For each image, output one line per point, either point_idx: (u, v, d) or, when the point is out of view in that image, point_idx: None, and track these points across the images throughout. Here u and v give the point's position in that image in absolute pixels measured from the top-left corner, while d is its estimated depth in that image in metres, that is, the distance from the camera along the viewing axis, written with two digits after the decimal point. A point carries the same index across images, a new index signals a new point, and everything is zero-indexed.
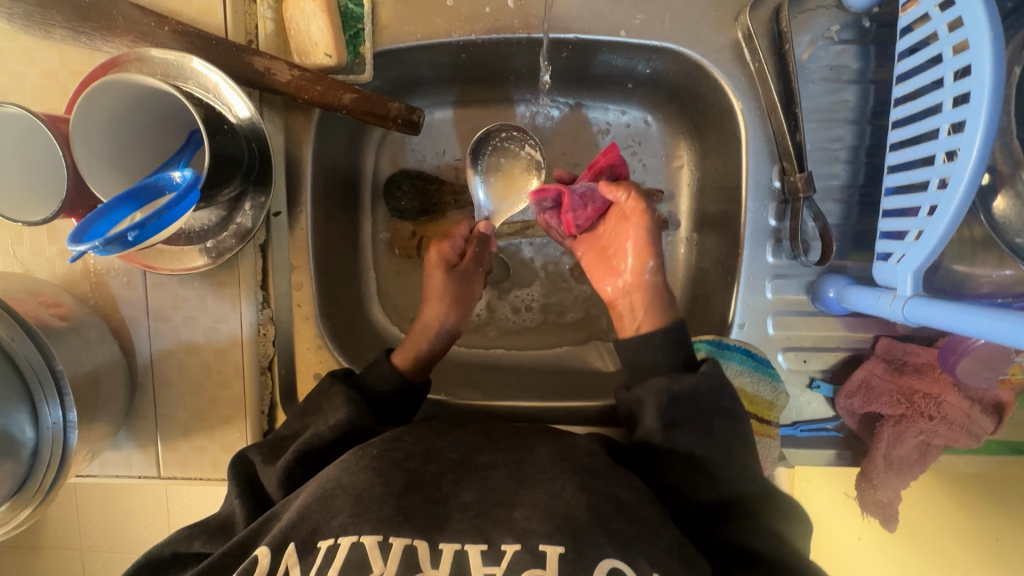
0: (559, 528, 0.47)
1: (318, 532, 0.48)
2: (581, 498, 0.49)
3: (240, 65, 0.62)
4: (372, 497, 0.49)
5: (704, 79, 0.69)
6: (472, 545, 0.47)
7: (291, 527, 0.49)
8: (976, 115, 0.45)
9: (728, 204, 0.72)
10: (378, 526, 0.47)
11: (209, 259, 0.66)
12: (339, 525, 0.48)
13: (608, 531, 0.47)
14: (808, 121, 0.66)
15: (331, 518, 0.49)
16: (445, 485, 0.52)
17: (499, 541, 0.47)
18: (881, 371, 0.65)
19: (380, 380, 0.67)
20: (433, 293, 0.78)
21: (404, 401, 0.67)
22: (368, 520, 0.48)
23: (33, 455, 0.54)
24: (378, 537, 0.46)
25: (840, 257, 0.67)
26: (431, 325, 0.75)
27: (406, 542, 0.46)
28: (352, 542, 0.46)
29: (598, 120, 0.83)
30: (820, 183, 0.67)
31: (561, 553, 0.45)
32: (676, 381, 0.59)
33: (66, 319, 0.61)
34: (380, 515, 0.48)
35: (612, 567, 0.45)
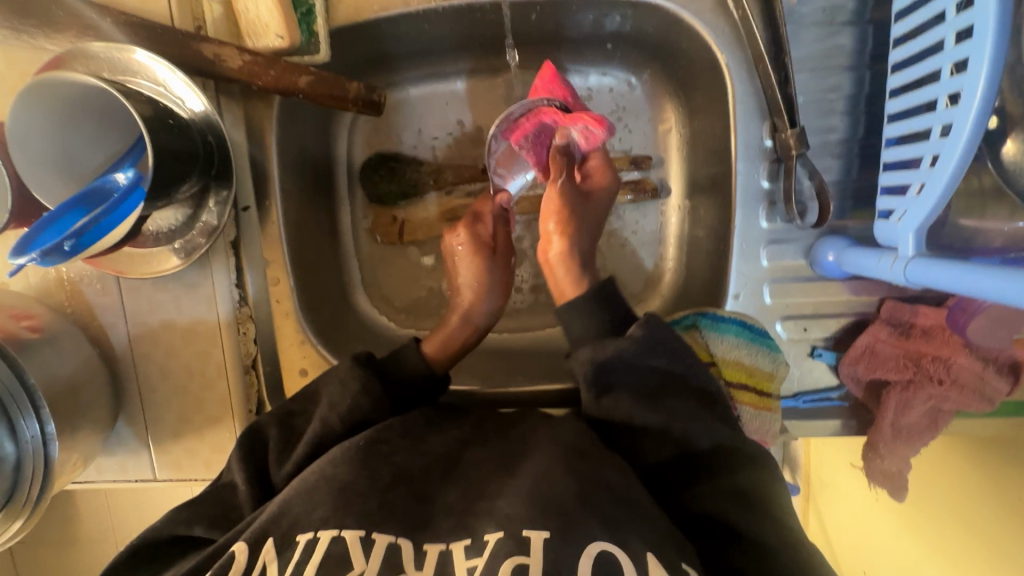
0: (542, 513, 0.44)
1: (298, 526, 0.46)
2: (572, 485, 0.47)
3: (188, 52, 0.59)
4: (357, 493, 0.47)
5: (684, 33, 0.64)
6: (456, 542, 0.44)
7: (269, 522, 0.46)
8: (980, 50, 0.40)
9: (720, 166, 0.68)
10: (361, 521, 0.45)
11: (180, 260, 0.64)
12: (319, 518, 0.46)
13: (597, 512, 0.45)
14: (800, 71, 0.61)
15: (311, 510, 0.46)
16: (431, 483, 0.50)
17: (483, 533, 0.44)
18: (886, 336, 0.62)
19: (405, 365, 0.62)
20: (467, 280, 0.71)
21: (427, 390, 0.63)
22: (350, 513, 0.46)
23: (15, 469, 0.54)
24: (360, 532, 0.44)
25: (839, 217, 0.63)
26: (472, 313, 0.70)
27: (389, 539, 0.44)
28: (332, 537, 0.44)
29: (580, 85, 0.78)
30: (816, 139, 0.62)
31: (547, 538, 0.43)
32: None
33: (39, 330, 0.60)
34: (363, 510, 0.46)
35: (600, 550, 0.43)
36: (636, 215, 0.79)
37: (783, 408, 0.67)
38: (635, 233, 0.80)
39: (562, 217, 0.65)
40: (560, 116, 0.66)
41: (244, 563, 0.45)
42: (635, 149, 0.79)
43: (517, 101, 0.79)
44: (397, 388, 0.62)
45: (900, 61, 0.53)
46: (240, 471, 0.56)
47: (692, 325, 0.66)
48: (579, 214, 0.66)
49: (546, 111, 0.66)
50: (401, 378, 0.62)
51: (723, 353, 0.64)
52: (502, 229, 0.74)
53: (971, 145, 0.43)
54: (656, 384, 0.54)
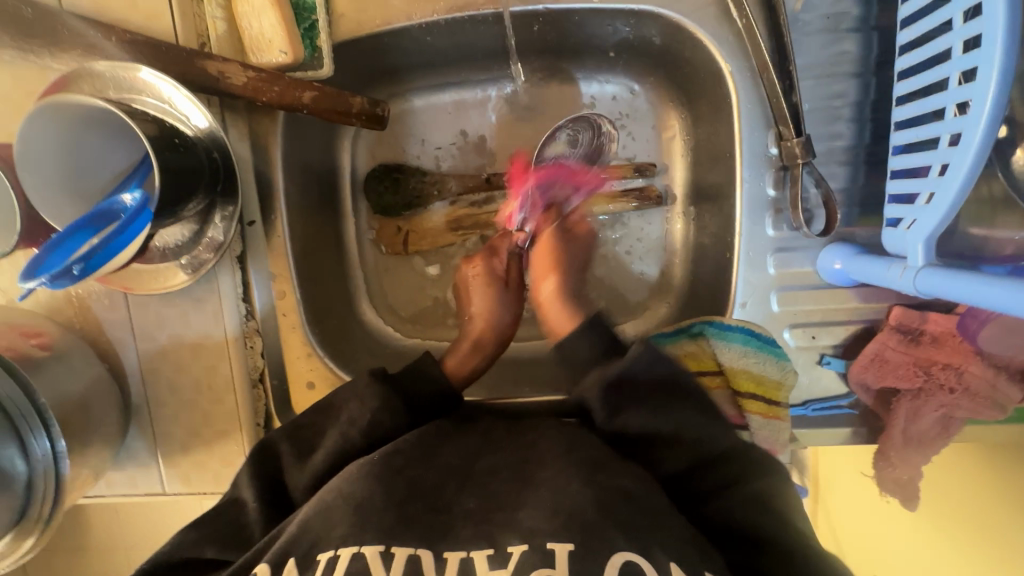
0: (567, 525, 0.45)
1: (319, 545, 0.46)
2: (586, 492, 0.47)
3: (192, 70, 0.59)
4: (374, 507, 0.47)
5: (687, 42, 0.64)
6: (478, 552, 0.44)
7: (290, 543, 0.46)
8: (989, 60, 0.40)
9: (725, 173, 0.68)
10: (381, 537, 0.45)
11: (187, 275, 0.64)
12: (339, 537, 0.46)
13: (615, 519, 0.45)
14: (804, 79, 0.60)
15: (331, 529, 0.46)
16: (447, 491, 0.50)
17: (505, 544, 0.45)
18: (895, 343, 0.61)
19: (422, 382, 0.61)
20: (487, 308, 0.72)
21: (437, 409, 0.61)
22: (369, 530, 0.46)
23: (27, 488, 0.54)
24: (380, 546, 0.45)
25: (847, 224, 0.62)
26: (477, 338, 0.71)
27: (410, 551, 0.45)
28: (352, 554, 0.44)
29: (583, 93, 0.78)
30: (822, 146, 0.61)
31: (571, 550, 0.43)
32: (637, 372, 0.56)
33: (48, 348, 0.60)
34: (382, 524, 0.46)
35: (625, 560, 0.43)
36: (640, 222, 0.79)
37: (792, 416, 0.66)
38: (641, 240, 0.80)
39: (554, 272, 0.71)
40: (572, 174, 0.75)
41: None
42: (638, 156, 0.79)
43: (519, 110, 0.79)
44: (415, 401, 0.60)
45: (906, 69, 0.53)
46: (250, 484, 0.56)
47: (699, 334, 0.67)
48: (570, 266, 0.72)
49: (567, 165, 0.75)
50: (423, 397, 0.61)
51: (730, 362, 0.65)
52: (516, 266, 0.76)
53: (980, 156, 0.42)
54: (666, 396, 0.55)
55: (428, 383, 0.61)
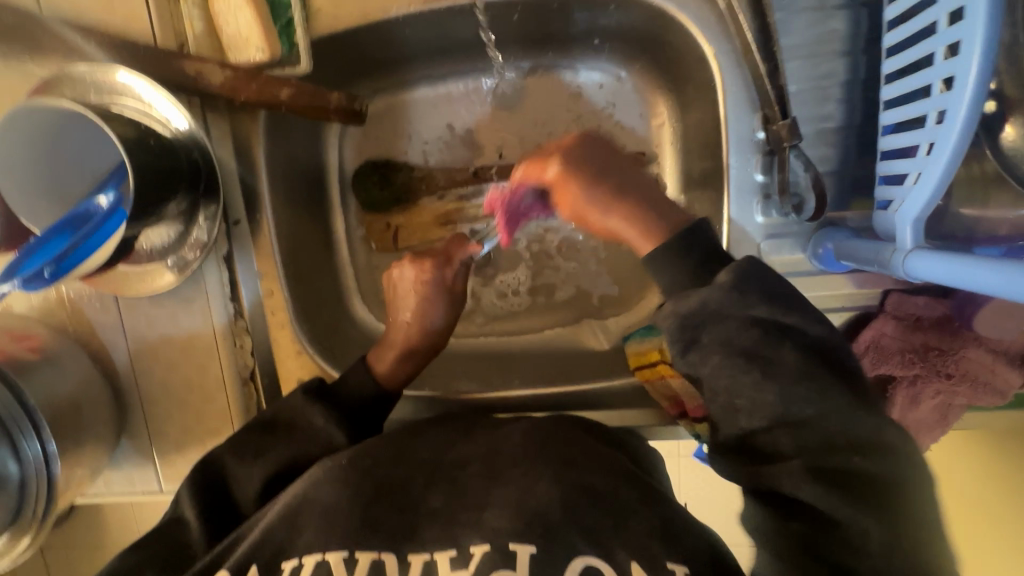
0: (529, 526, 0.44)
1: (282, 552, 0.46)
2: (552, 492, 0.46)
3: (169, 68, 0.59)
4: (337, 510, 0.47)
5: (670, 26, 0.63)
6: (440, 554, 0.44)
7: (254, 549, 0.47)
8: (972, 32, 0.39)
9: (713, 160, 0.66)
10: (344, 542, 0.45)
11: (174, 275, 0.65)
12: (303, 544, 0.46)
13: (578, 522, 0.45)
14: (791, 60, 0.58)
15: (296, 537, 0.47)
16: (415, 490, 0.49)
17: (467, 544, 0.44)
18: (892, 329, 0.60)
19: (356, 386, 0.63)
20: (413, 311, 0.69)
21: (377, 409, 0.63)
22: (334, 537, 0.46)
23: (19, 488, 0.56)
24: (343, 553, 0.45)
25: (838, 208, 0.61)
26: (404, 343, 0.67)
27: (373, 555, 0.45)
28: (316, 562, 0.45)
29: (569, 82, 0.76)
30: (812, 128, 0.60)
31: (532, 553, 0.43)
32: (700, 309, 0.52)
33: (39, 351, 0.61)
34: (345, 530, 0.46)
35: (585, 565, 0.43)
36: None
37: None
38: None
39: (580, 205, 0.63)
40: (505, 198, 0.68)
41: None
42: (629, 144, 0.77)
43: (506, 101, 0.78)
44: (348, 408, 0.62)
45: (893, 45, 0.51)
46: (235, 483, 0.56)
47: None
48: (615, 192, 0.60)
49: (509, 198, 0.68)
50: (357, 404, 0.62)
51: None
52: (461, 271, 0.72)
53: (965, 133, 0.41)
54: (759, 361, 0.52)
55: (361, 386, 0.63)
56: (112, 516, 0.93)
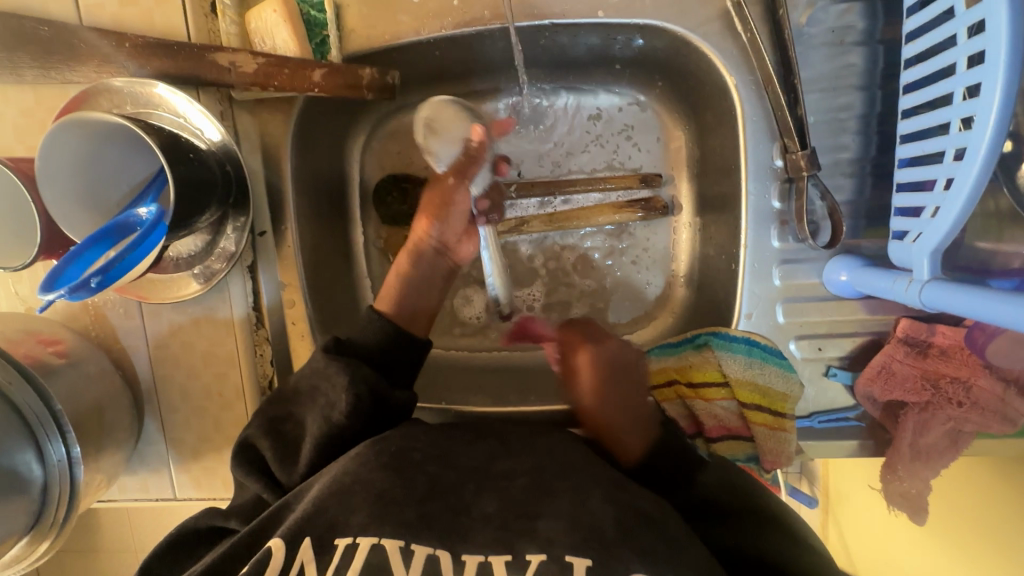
0: (585, 541, 0.46)
1: (335, 529, 0.47)
2: (607, 510, 0.48)
3: (203, 63, 0.59)
4: (395, 501, 0.48)
5: (693, 55, 0.64)
6: (496, 558, 0.45)
7: (306, 521, 0.48)
8: (990, 78, 0.40)
9: (731, 185, 0.68)
10: (399, 529, 0.46)
11: (200, 284, 0.66)
12: (358, 524, 0.47)
13: (635, 545, 0.45)
14: (809, 91, 0.60)
15: (349, 515, 0.48)
16: (466, 494, 0.50)
17: (523, 552, 0.46)
18: (903, 355, 0.61)
19: (366, 332, 0.63)
20: (426, 205, 0.75)
21: (394, 360, 0.63)
22: (388, 521, 0.47)
23: (42, 492, 0.56)
24: (399, 542, 0.46)
25: (853, 236, 0.62)
26: (421, 228, 0.74)
27: (428, 550, 0.46)
28: (370, 545, 0.46)
29: (589, 105, 0.78)
30: (828, 158, 0.62)
31: (589, 566, 0.44)
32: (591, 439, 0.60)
33: (65, 356, 0.62)
34: (400, 519, 0.47)
35: None
36: (646, 233, 0.80)
37: (799, 428, 0.66)
38: (647, 251, 0.80)
39: (594, 401, 0.65)
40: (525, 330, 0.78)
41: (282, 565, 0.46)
42: (644, 167, 0.79)
43: (525, 120, 0.80)
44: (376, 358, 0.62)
45: (912, 82, 0.53)
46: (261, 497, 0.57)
47: (704, 344, 0.68)
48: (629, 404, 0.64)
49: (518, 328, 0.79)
50: (372, 354, 0.62)
51: (736, 374, 0.65)
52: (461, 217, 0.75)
53: (983, 170, 0.43)
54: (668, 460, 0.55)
55: (367, 329, 0.63)
56: (118, 521, 0.93)
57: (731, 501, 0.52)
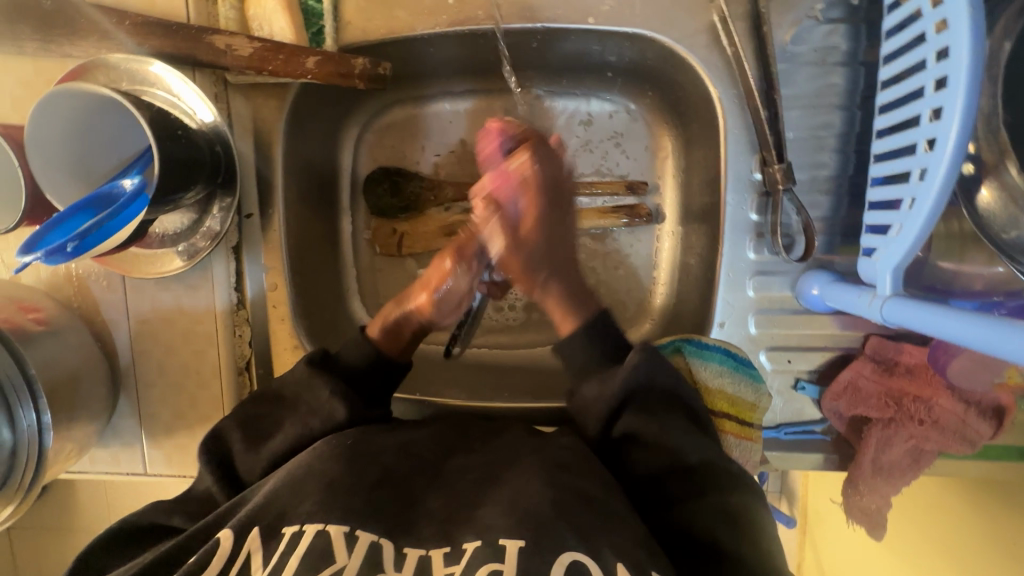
0: (521, 522, 0.46)
1: (284, 517, 0.47)
2: (545, 492, 0.48)
3: (201, 46, 0.61)
4: (346, 490, 0.49)
5: (680, 66, 0.66)
6: (435, 549, 0.46)
7: (257, 511, 0.48)
8: (954, 101, 0.41)
9: (712, 196, 0.69)
10: (346, 517, 0.47)
11: (183, 262, 0.67)
12: (305, 512, 0.47)
13: (570, 521, 0.46)
14: (790, 108, 0.62)
15: (299, 503, 0.48)
16: (415, 486, 0.52)
17: (461, 541, 0.46)
18: (869, 372, 0.62)
19: (354, 355, 0.63)
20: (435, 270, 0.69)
21: (380, 380, 0.63)
22: (335, 509, 0.47)
23: (10, 456, 0.56)
24: (344, 527, 0.46)
25: (827, 252, 0.63)
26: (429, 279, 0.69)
27: (372, 536, 0.46)
28: (317, 530, 0.46)
29: (580, 110, 0.80)
30: (807, 174, 0.63)
31: (521, 547, 0.44)
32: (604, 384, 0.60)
33: (44, 323, 0.62)
34: (348, 506, 0.48)
35: (573, 559, 0.44)
36: (630, 239, 0.81)
37: (765, 438, 0.67)
38: (629, 256, 0.81)
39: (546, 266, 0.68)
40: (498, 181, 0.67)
41: (230, 548, 0.46)
42: (631, 174, 0.81)
43: (517, 121, 0.81)
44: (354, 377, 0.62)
45: (886, 103, 0.54)
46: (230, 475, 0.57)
47: (677, 351, 0.67)
48: (550, 208, 0.67)
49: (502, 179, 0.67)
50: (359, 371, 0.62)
51: (707, 381, 0.64)
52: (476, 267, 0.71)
53: (943, 191, 0.44)
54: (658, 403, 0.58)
55: (357, 349, 0.63)
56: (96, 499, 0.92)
57: (693, 459, 0.54)
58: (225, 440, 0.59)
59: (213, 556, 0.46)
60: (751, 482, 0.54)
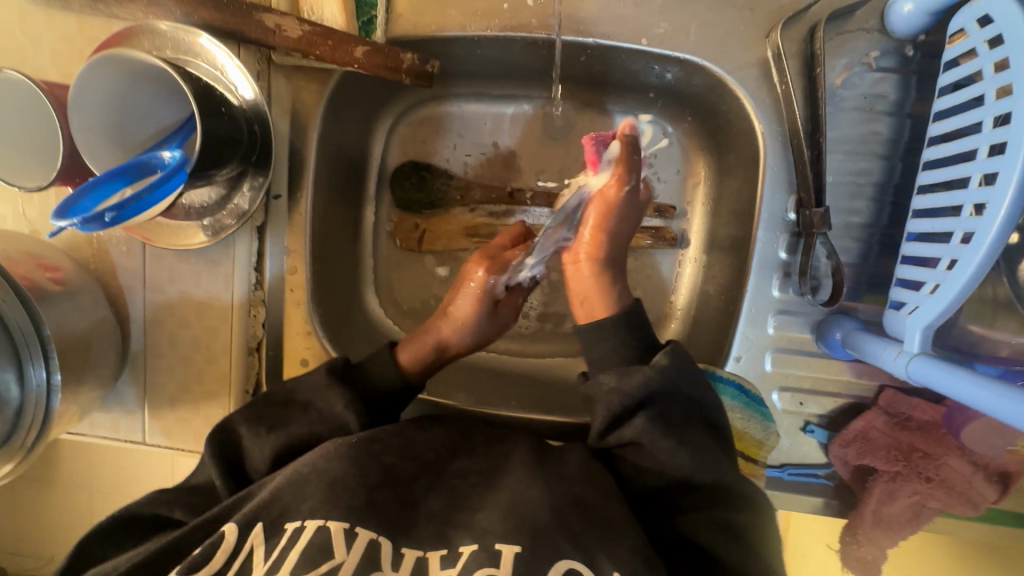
0: (516, 529, 0.46)
1: (287, 515, 0.47)
2: (543, 498, 0.48)
3: (249, 23, 0.60)
4: (345, 491, 0.47)
5: (727, 96, 0.65)
6: (433, 552, 0.46)
7: (262, 507, 0.47)
8: (1010, 166, 0.42)
9: (741, 229, 0.69)
10: (348, 514, 0.46)
11: (207, 237, 0.67)
12: (307, 509, 0.46)
13: (569, 530, 0.46)
14: (832, 151, 0.61)
15: (301, 501, 0.47)
16: (415, 489, 0.50)
17: (458, 545, 0.46)
18: (881, 424, 0.62)
19: (382, 375, 0.63)
20: (459, 317, 0.68)
21: (401, 401, 0.64)
22: (338, 505, 0.46)
23: (16, 413, 0.56)
24: (344, 525, 0.45)
25: (852, 298, 0.63)
26: (456, 322, 0.68)
27: (371, 535, 0.45)
28: (318, 526, 0.45)
29: (617, 127, 0.79)
30: (841, 219, 0.63)
31: (516, 553, 0.44)
32: (625, 380, 0.55)
33: (62, 284, 0.62)
34: (349, 504, 0.47)
35: (568, 569, 0.44)
36: (651, 261, 0.81)
37: (768, 477, 0.67)
38: (649, 278, 0.81)
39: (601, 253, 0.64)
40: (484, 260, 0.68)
41: (234, 540, 0.46)
42: (660, 197, 0.80)
43: (552, 131, 0.81)
44: (374, 396, 0.62)
45: (933, 160, 0.54)
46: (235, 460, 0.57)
47: None
48: (619, 239, 0.65)
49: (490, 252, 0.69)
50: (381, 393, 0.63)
51: None
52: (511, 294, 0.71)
53: (988, 256, 0.43)
54: (674, 412, 0.54)
55: (385, 368, 0.64)
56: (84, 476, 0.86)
57: (707, 475, 0.53)
58: (238, 423, 0.59)
59: (217, 550, 0.45)
60: (758, 496, 0.54)
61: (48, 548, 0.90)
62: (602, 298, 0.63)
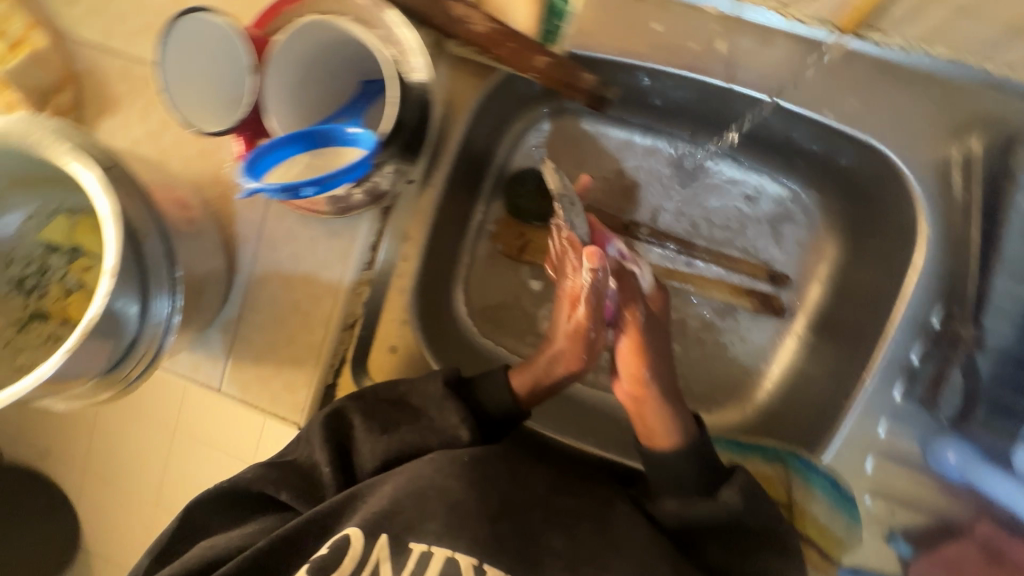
0: None
1: (411, 532, 0.54)
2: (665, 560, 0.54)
3: (436, 8, 0.59)
4: (469, 516, 0.54)
5: (891, 186, 0.62)
6: None
7: (385, 515, 0.54)
8: None
9: (866, 321, 0.67)
10: (473, 546, 0.53)
11: (334, 209, 0.64)
12: (433, 531, 0.54)
13: None
14: (999, 271, 0.58)
15: (425, 522, 0.54)
16: (532, 520, 0.57)
17: None
18: (973, 555, 0.62)
19: (494, 402, 0.63)
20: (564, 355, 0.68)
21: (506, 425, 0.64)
22: (462, 534, 0.53)
23: (130, 343, 0.54)
24: (473, 558, 0.52)
25: (973, 420, 0.61)
26: (556, 364, 0.67)
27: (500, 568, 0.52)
28: (446, 557, 0.52)
29: (749, 184, 0.78)
30: (989, 339, 0.59)
31: None
32: (690, 509, 0.58)
33: (192, 224, 0.62)
34: (473, 534, 0.53)
35: None
36: (749, 325, 0.79)
37: None
38: (743, 342, 0.79)
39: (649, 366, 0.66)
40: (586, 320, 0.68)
41: (360, 550, 0.53)
42: (776, 263, 0.78)
43: (682, 173, 0.79)
44: (485, 416, 0.64)
45: None
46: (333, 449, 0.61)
47: (784, 461, 0.67)
48: (661, 359, 0.67)
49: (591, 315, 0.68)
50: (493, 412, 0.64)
51: (807, 504, 0.64)
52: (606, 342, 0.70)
53: None
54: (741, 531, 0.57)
55: (498, 397, 0.63)
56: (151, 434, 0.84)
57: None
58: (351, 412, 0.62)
59: (347, 554, 0.53)
60: None
61: (102, 492, 0.89)
62: (664, 418, 0.62)
